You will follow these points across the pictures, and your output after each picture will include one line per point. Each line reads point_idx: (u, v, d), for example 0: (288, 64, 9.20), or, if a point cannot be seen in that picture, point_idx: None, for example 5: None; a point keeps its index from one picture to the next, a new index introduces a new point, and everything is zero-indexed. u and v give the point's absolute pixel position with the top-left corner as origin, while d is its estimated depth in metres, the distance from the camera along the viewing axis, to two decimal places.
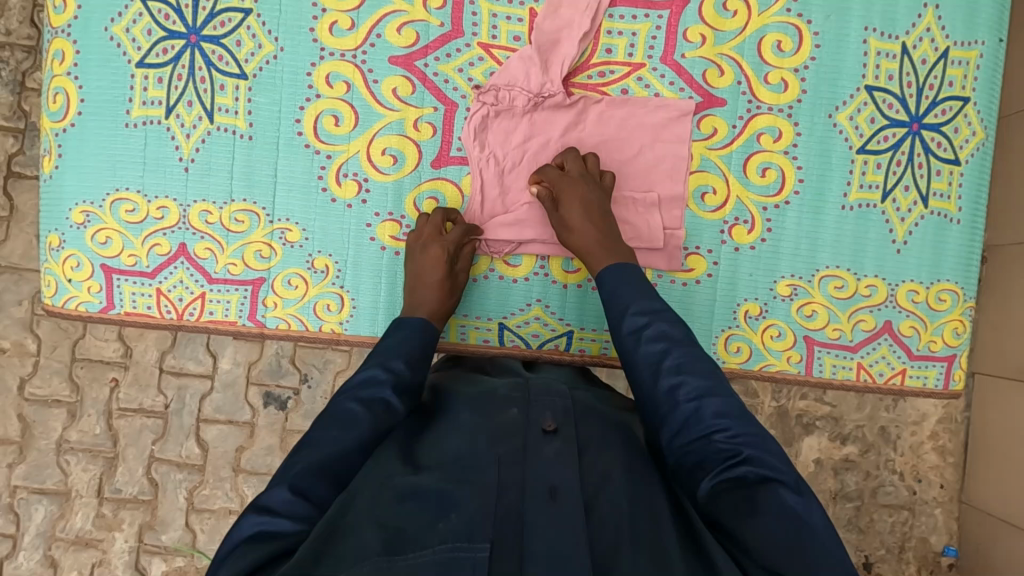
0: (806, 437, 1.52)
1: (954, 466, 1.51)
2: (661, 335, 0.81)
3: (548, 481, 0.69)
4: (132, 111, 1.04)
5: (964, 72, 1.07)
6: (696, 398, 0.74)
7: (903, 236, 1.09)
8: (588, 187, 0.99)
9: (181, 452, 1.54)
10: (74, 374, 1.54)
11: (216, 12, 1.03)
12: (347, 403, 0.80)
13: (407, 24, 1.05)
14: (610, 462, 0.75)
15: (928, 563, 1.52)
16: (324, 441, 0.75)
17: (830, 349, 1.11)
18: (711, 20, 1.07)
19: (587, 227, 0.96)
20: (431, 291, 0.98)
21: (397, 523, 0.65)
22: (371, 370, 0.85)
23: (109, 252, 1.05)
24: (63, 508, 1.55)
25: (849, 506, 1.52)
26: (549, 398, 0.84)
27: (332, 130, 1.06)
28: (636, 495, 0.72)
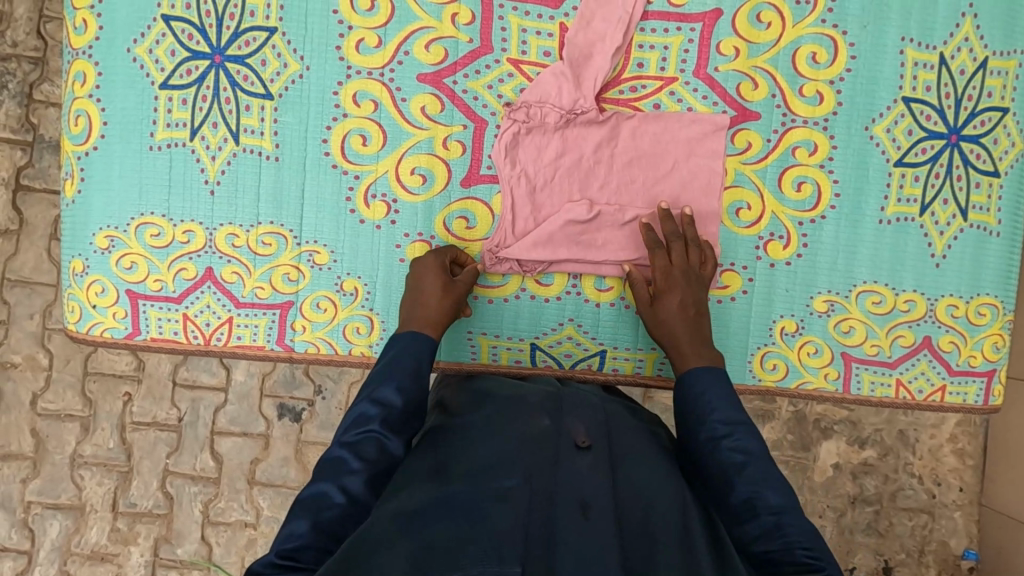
0: (824, 441, 1.51)
1: (973, 467, 1.50)
2: (738, 448, 0.78)
3: (582, 496, 0.70)
4: (156, 134, 1.01)
5: (1003, 83, 1.05)
6: (775, 511, 0.73)
7: (942, 250, 1.07)
8: (692, 285, 0.98)
9: (195, 465, 1.52)
10: (87, 388, 1.52)
11: (241, 31, 1.01)
12: (335, 450, 0.80)
13: (435, 41, 1.02)
14: (640, 478, 0.77)
15: (947, 567, 1.50)
16: (317, 496, 0.75)
17: (868, 365, 1.09)
18: (745, 32, 1.05)
19: (683, 322, 0.95)
20: (430, 298, 0.96)
21: (428, 539, 0.65)
22: (360, 407, 0.83)
23: (135, 278, 1.03)
24: (78, 523, 1.54)
25: (868, 510, 1.50)
26: (580, 411, 0.86)
27: (360, 150, 1.04)
28: (666, 505, 0.74)
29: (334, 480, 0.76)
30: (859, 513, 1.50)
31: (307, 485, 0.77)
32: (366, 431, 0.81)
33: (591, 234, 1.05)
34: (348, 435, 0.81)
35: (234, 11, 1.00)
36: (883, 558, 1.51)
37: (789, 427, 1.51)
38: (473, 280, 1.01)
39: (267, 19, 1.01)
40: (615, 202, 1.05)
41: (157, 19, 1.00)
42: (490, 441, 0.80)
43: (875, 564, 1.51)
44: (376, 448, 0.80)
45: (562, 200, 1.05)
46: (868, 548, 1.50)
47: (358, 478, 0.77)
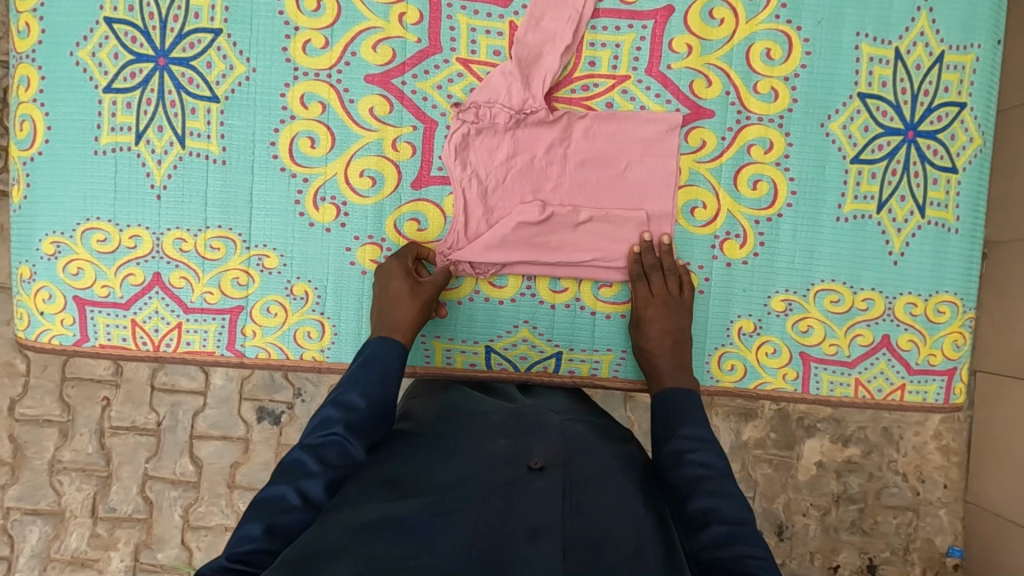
0: (807, 440, 1.49)
1: (958, 464, 1.48)
2: (703, 463, 0.80)
3: (530, 522, 0.64)
4: (101, 137, 1.00)
5: (960, 77, 1.04)
6: (730, 523, 0.72)
7: (900, 247, 1.05)
8: (672, 313, 1.00)
9: (175, 469, 1.51)
10: (65, 394, 1.51)
11: (185, 33, 0.99)
12: (296, 452, 0.78)
13: (383, 41, 1.01)
14: (599, 505, 0.69)
15: (933, 565, 1.49)
16: (274, 498, 0.73)
17: (827, 365, 1.08)
18: (698, 29, 1.04)
19: (663, 349, 0.98)
20: (397, 303, 0.96)
21: (371, 556, 0.60)
22: (325, 411, 0.82)
23: (82, 283, 1.02)
24: (58, 529, 1.53)
25: (852, 509, 1.49)
26: (543, 431, 0.83)
27: (308, 152, 1.02)
28: (625, 531, 0.67)
29: (292, 483, 0.74)
30: (844, 511, 1.49)
31: (264, 486, 0.74)
32: (329, 433, 0.79)
33: (545, 236, 1.04)
34: (310, 437, 0.79)
35: (177, 13, 0.99)
36: (867, 556, 1.49)
37: (773, 425, 1.49)
38: (442, 283, 1.00)
39: (212, 21, 1.00)
40: (570, 202, 1.04)
41: (100, 22, 0.99)
42: (444, 464, 0.76)
43: (860, 563, 1.49)
44: (338, 453, 0.77)
45: (514, 201, 1.04)
46: (853, 546, 1.49)
47: (316, 482, 0.74)
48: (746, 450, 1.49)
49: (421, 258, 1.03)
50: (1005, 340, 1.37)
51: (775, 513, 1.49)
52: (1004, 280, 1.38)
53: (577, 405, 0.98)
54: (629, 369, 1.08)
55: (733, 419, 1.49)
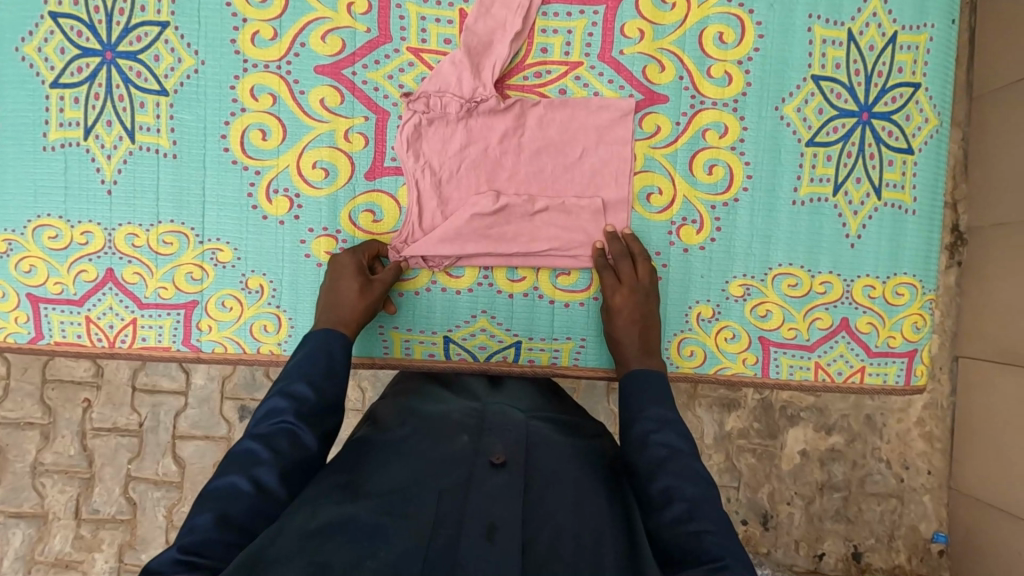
0: (791, 429, 1.49)
1: (942, 451, 1.48)
2: (665, 443, 0.78)
3: (487, 518, 0.64)
4: (50, 134, 1.00)
5: (914, 57, 1.03)
6: (690, 500, 0.72)
7: (857, 230, 1.05)
8: (641, 302, 0.99)
9: (157, 470, 1.51)
10: (46, 396, 1.51)
11: (132, 26, 0.99)
12: (244, 444, 0.75)
13: (332, 31, 1.01)
14: (557, 503, 0.69)
15: (918, 551, 1.49)
16: (226, 488, 0.70)
17: (787, 349, 1.08)
18: (649, 14, 1.03)
19: (631, 337, 0.96)
20: (347, 297, 0.95)
21: (325, 558, 0.59)
22: (272, 400, 0.80)
23: (34, 281, 1.02)
24: (41, 532, 1.53)
25: (836, 497, 1.49)
26: (504, 428, 0.81)
27: (260, 145, 1.02)
28: (581, 526, 0.67)
29: (243, 470, 0.72)
30: (828, 500, 1.49)
31: (213, 477, 0.72)
32: (278, 422, 0.78)
33: (500, 226, 1.03)
34: (256, 428, 0.77)
35: (123, 6, 0.98)
36: (852, 544, 1.49)
37: (756, 415, 1.49)
38: (393, 280, 1.00)
39: (159, 14, 0.99)
40: (524, 191, 1.04)
41: (45, 16, 0.98)
42: (403, 462, 0.75)
43: (845, 551, 1.49)
44: (289, 440, 0.76)
45: (468, 191, 1.04)
46: (837, 535, 1.49)
47: (267, 469, 0.72)
48: (728, 440, 1.49)
49: (378, 256, 1.03)
50: (982, 324, 1.38)
51: (760, 503, 1.49)
52: (983, 264, 1.39)
53: (544, 400, 0.97)
54: (590, 357, 1.08)
55: (716, 410, 1.48)
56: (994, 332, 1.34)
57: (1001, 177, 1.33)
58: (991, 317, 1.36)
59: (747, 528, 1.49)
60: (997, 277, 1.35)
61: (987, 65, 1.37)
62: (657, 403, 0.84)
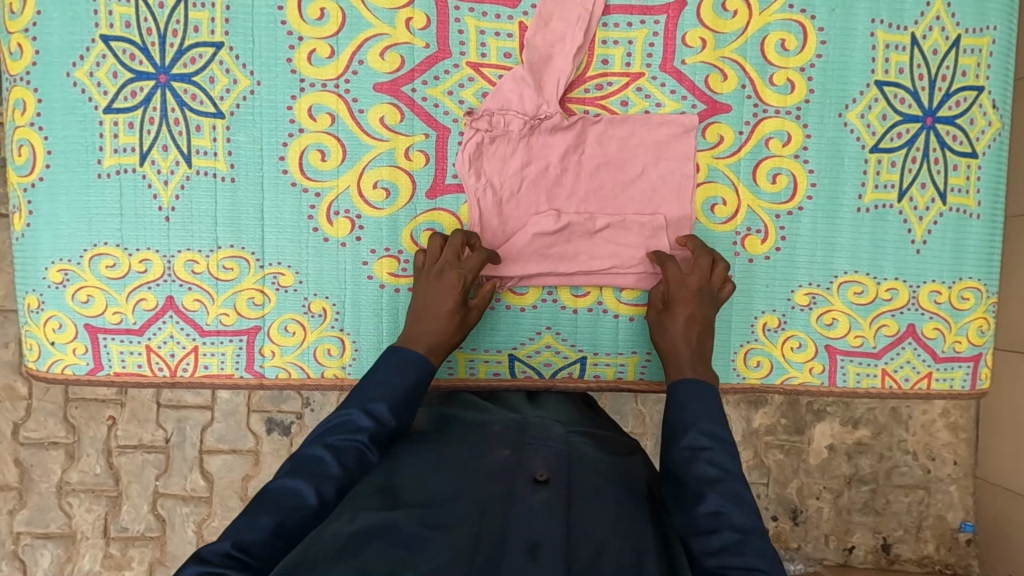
0: (817, 424, 1.46)
1: (966, 441, 1.45)
2: (715, 462, 0.72)
3: (529, 535, 0.60)
4: (104, 160, 0.97)
5: (977, 61, 1.02)
6: (741, 531, 0.66)
7: (922, 236, 1.05)
8: (702, 303, 0.93)
9: (185, 486, 1.47)
10: (70, 415, 1.45)
11: (185, 48, 0.96)
12: (314, 449, 0.72)
13: (390, 48, 0.98)
14: (599, 509, 0.66)
15: (945, 541, 1.46)
16: (286, 492, 0.68)
17: (853, 357, 1.07)
18: (710, 22, 1.02)
19: (688, 335, 0.90)
20: (437, 319, 0.90)
21: (364, 565, 0.57)
22: (349, 413, 0.77)
23: (92, 311, 0.99)
24: (70, 552, 1.48)
25: (864, 489, 1.46)
26: (545, 441, 0.76)
27: (319, 166, 0.99)
28: (623, 534, 0.63)
29: (309, 479, 0.69)
30: (855, 493, 1.46)
31: (278, 477, 0.69)
32: (351, 438, 0.74)
33: (560, 246, 1.02)
34: (329, 437, 0.73)
35: (177, 27, 0.96)
36: (880, 536, 1.46)
37: (783, 412, 1.46)
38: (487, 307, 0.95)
39: (213, 34, 0.97)
40: (583, 209, 1.03)
41: (96, 40, 0.96)
42: (445, 475, 0.70)
43: (874, 542, 1.46)
44: (356, 459, 0.73)
45: (529, 210, 1.02)
46: (866, 527, 1.46)
47: (331, 485, 0.69)
48: (758, 437, 1.46)
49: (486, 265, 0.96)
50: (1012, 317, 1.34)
51: (789, 498, 1.46)
52: None
53: (580, 416, 0.93)
54: (655, 371, 1.07)
55: (744, 406, 1.46)
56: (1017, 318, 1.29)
57: None
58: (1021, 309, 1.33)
59: (777, 524, 1.47)
60: None
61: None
62: (707, 418, 0.77)
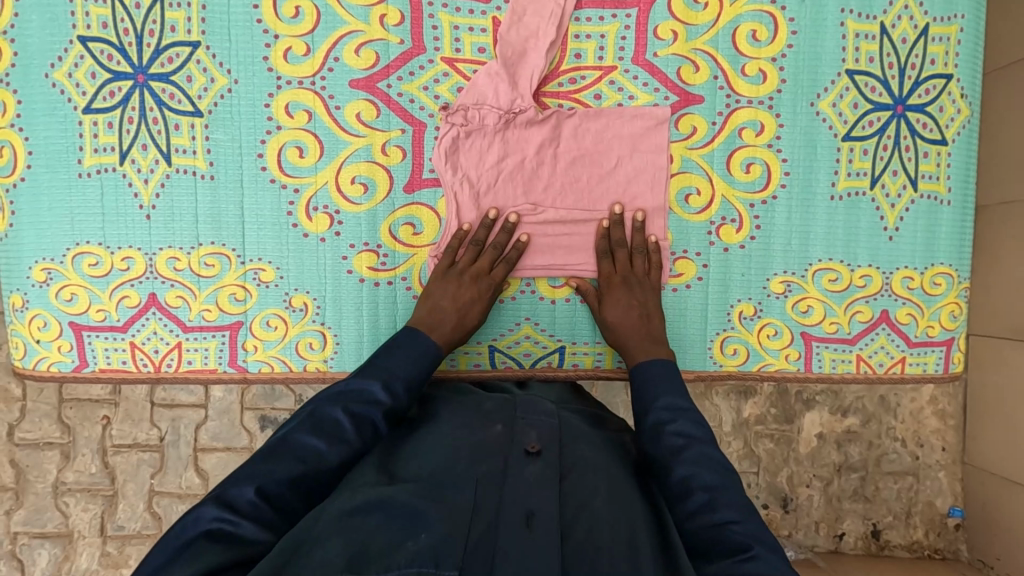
0: (807, 413, 1.47)
1: (955, 427, 1.45)
2: (680, 433, 0.74)
3: (525, 507, 0.62)
4: (84, 160, 0.99)
5: (945, 49, 1.04)
6: (710, 490, 0.68)
7: (894, 222, 1.06)
8: (632, 290, 0.98)
9: (181, 484, 1.48)
10: (64, 415, 1.47)
11: (162, 47, 0.98)
12: (334, 411, 0.73)
13: (365, 44, 1.00)
14: (594, 481, 0.67)
15: (935, 526, 1.46)
16: (306, 449, 0.69)
17: (828, 343, 1.09)
18: (682, 15, 1.03)
19: (629, 324, 0.95)
20: (465, 322, 0.94)
21: (363, 539, 0.58)
22: (368, 384, 0.77)
23: (76, 309, 1.01)
24: (67, 551, 1.50)
25: (854, 477, 1.47)
26: (537, 416, 0.76)
27: (297, 162, 1.01)
28: (618, 507, 0.65)
29: (327, 442, 0.70)
30: (846, 480, 1.47)
31: (296, 432, 0.70)
32: (369, 409, 0.74)
33: (539, 240, 1.04)
34: (348, 403, 0.74)
35: (153, 27, 0.97)
36: (871, 522, 1.47)
37: (772, 401, 1.47)
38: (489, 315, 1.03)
39: (190, 33, 0.98)
40: (560, 203, 1.04)
41: (74, 41, 0.97)
42: (440, 454, 0.71)
43: (864, 529, 1.48)
44: (371, 429, 0.74)
45: (507, 203, 1.03)
46: (856, 514, 1.47)
47: (345, 451, 0.71)
48: (748, 427, 1.47)
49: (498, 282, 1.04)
50: None
51: (779, 486, 1.48)
52: None
53: (569, 397, 0.94)
54: None
55: (733, 397, 1.47)
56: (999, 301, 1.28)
57: None
58: None
59: (768, 511, 1.48)
60: None
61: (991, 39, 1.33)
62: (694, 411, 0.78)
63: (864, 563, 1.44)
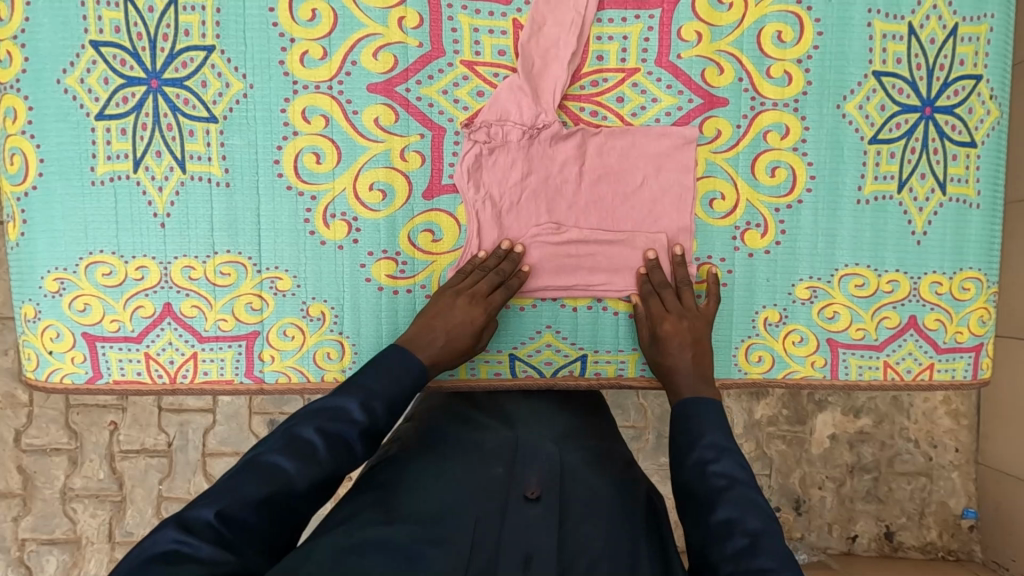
0: (819, 413, 1.45)
1: (968, 427, 1.45)
2: (725, 473, 0.71)
3: (524, 549, 0.62)
4: (97, 167, 0.97)
5: (976, 49, 1.01)
6: (752, 535, 0.64)
7: (922, 226, 1.04)
8: (698, 329, 0.95)
9: (190, 489, 1.46)
10: (71, 421, 1.45)
11: (176, 52, 0.95)
12: (307, 430, 0.70)
13: (383, 47, 0.98)
14: (595, 524, 0.67)
15: (948, 527, 1.46)
16: (275, 468, 0.66)
17: (855, 350, 1.07)
18: (705, 15, 1.01)
19: (693, 365, 0.91)
20: (455, 343, 0.91)
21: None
22: (346, 402, 0.74)
23: (90, 319, 0.99)
24: (75, 557, 1.48)
25: (866, 478, 1.46)
26: (537, 458, 0.76)
27: (314, 168, 0.99)
28: (615, 548, 0.64)
29: (295, 460, 0.67)
30: (858, 481, 1.46)
31: (264, 450, 0.68)
32: (343, 428, 0.72)
33: (562, 260, 1.03)
34: (323, 421, 0.71)
35: (167, 31, 0.95)
36: (883, 523, 1.47)
37: (784, 402, 1.45)
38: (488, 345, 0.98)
39: (204, 37, 0.96)
40: (583, 222, 1.03)
41: (86, 46, 0.95)
42: (443, 490, 0.71)
43: (877, 530, 1.47)
44: (343, 449, 0.71)
45: (527, 224, 1.02)
46: (869, 515, 1.46)
47: (316, 472, 0.68)
48: (760, 428, 1.45)
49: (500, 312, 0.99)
50: None
51: (792, 488, 1.46)
52: None
53: (575, 418, 0.93)
54: None
55: (745, 398, 1.45)
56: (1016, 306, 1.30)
57: None
58: None
59: (781, 514, 1.46)
60: None
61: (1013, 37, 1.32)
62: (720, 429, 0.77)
63: (878, 564, 1.42)
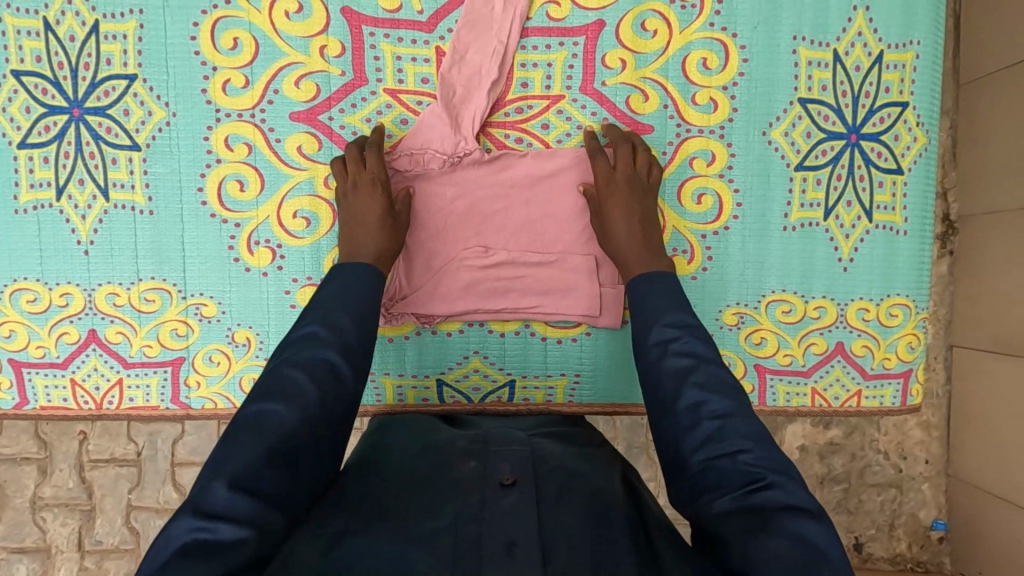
0: (789, 424, 1.44)
1: (938, 439, 1.44)
2: (685, 352, 0.69)
3: (506, 534, 0.60)
4: (20, 196, 0.97)
5: (901, 76, 1.01)
6: (720, 416, 0.63)
7: (849, 253, 1.04)
8: (637, 193, 0.93)
9: (159, 498, 1.47)
10: (41, 431, 1.46)
11: (98, 81, 0.96)
12: (289, 371, 0.65)
13: (305, 76, 0.98)
14: (570, 504, 0.66)
15: (918, 538, 1.46)
16: (270, 418, 0.61)
17: (782, 375, 1.07)
18: (631, 43, 1.01)
19: (631, 233, 0.90)
20: (374, 232, 0.89)
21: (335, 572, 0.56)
22: (311, 326, 0.70)
23: (15, 346, 1.00)
24: (46, 565, 1.49)
25: (837, 489, 1.45)
26: (508, 446, 0.74)
27: (237, 196, 0.99)
28: (597, 532, 0.62)
29: (286, 401, 0.62)
30: (829, 492, 1.45)
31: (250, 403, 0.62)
32: (324, 358, 0.67)
33: (489, 283, 1.02)
34: (304, 360, 0.66)
35: (89, 60, 0.96)
36: (853, 535, 1.46)
37: None
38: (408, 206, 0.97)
39: (126, 66, 0.96)
40: (512, 245, 1.02)
41: (7, 75, 0.95)
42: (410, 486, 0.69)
43: (846, 542, 1.46)
44: (330, 376, 0.66)
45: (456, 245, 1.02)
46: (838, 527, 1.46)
47: (312, 409, 0.63)
48: None
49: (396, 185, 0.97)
50: (977, 313, 1.33)
51: None
52: (971, 251, 1.35)
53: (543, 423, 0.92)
54: (585, 393, 1.06)
55: None
56: (987, 316, 1.30)
57: (992, 159, 1.28)
58: (987, 304, 1.31)
59: None
60: (987, 266, 1.31)
61: (974, 49, 1.31)
62: None
63: None
